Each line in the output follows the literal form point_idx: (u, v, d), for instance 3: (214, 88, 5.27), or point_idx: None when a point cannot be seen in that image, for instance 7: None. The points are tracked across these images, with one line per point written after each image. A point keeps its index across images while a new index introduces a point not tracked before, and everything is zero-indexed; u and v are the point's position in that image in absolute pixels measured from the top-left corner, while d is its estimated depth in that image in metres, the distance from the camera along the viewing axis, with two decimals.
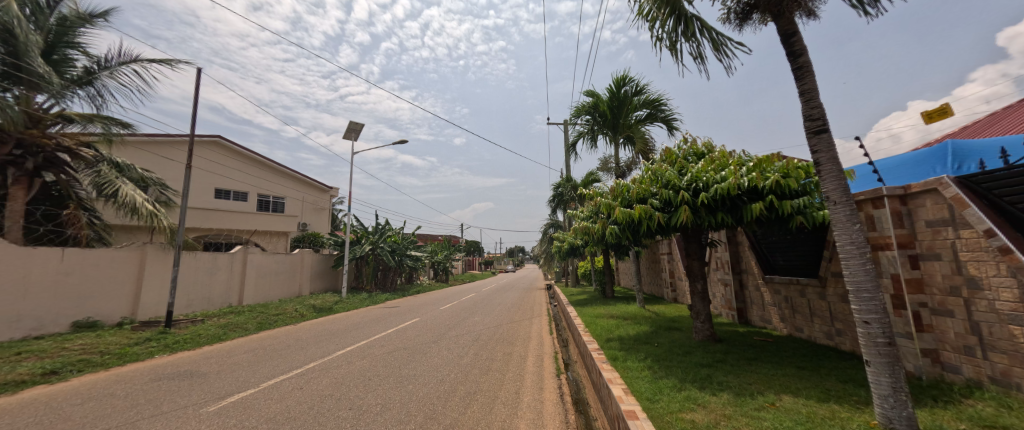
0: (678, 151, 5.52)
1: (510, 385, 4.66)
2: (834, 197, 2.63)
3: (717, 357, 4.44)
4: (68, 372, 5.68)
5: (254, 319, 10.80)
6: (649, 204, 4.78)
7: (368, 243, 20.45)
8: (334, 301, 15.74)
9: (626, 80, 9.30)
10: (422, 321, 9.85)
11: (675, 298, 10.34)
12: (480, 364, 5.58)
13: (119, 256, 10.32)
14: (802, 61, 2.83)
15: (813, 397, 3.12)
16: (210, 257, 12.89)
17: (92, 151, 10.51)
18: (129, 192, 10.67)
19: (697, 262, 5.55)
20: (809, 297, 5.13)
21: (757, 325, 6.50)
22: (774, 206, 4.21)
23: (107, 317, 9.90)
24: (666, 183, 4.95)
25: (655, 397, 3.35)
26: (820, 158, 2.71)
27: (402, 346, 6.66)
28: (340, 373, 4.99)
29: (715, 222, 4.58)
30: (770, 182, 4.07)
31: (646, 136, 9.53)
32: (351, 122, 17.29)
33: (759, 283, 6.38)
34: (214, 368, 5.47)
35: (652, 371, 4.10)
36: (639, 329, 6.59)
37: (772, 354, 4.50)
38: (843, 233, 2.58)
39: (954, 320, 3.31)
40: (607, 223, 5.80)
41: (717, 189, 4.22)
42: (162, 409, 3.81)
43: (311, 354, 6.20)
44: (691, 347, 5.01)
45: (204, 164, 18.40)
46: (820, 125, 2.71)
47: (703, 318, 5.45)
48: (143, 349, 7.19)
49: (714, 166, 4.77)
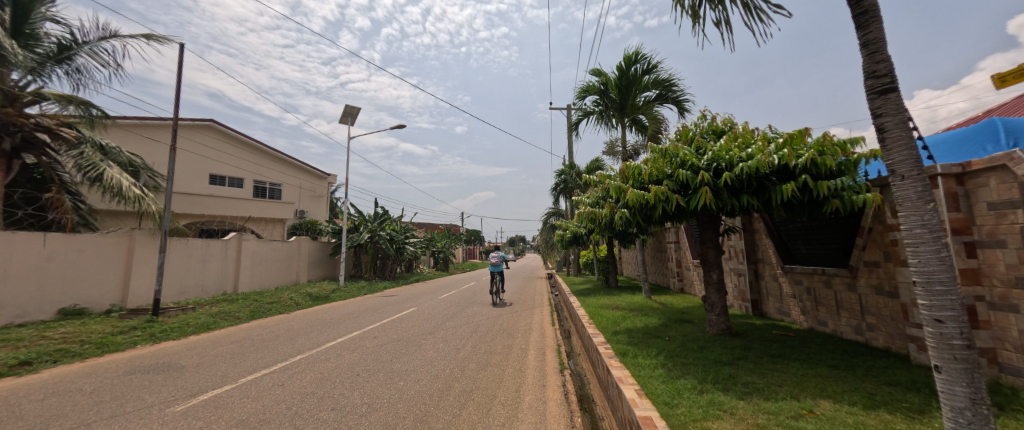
0: (695, 129, 5.03)
1: (510, 382, 4.29)
2: (902, 171, 2.16)
3: (737, 354, 4.04)
4: (42, 363, 5.36)
5: (247, 307, 10.52)
6: (664, 186, 4.31)
7: (366, 231, 20.08)
8: (331, 289, 15.44)
9: (635, 58, 8.70)
10: (420, 311, 9.57)
11: (682, 288, 10.01)
12: (479, 358, 5.23)
13: (105, 241, 9.93)
14: (867, 5, 2.34)
15: (856, 404, 2.71)
16: (202, 244, 12.55)
17: (75, 132, 10.17)
18: (114, 175, 10.24)
19: (713, 250, 5.12)
20: (835, 288, 4.72)
21: (773, 318, 6.12)
22: (807, 189, 3.73)
23: (94, 304, 9.58)
24: (682, 163, 4.47)
25: (674, 402, 2.95)
26: (885, 122, 2.22)
27: (396, 338, 6.30)
28: (327, 367, 4.65)
29: (739, 206, 4.10)
30: (806, 159, 3.57)
31: (655, 118, 9.01)
32: (348, 106, 16.71)
33: (777, 273, 5.96)
34: (194, 361, 5.10)
35: (666, 369, 3.70)
36: (648, 321, 6.22)
37: (797, 350, 4.10)
38: (912, 215, 2.14)
39: (1018, 316, 2.89)
40: (616, 208, 5.36)
41: (744, 167, 3.72)
42: (126, 407, 3.45)
43: (299, 345, 5.85)
44: (707, 342, 4.62)
45: (196, 148, 17.94)
46: (890, 84, 2.20)
47: (718, 310, 5.04)
48: (126, 339, 6.88)
49: (737, 143, 4.27)
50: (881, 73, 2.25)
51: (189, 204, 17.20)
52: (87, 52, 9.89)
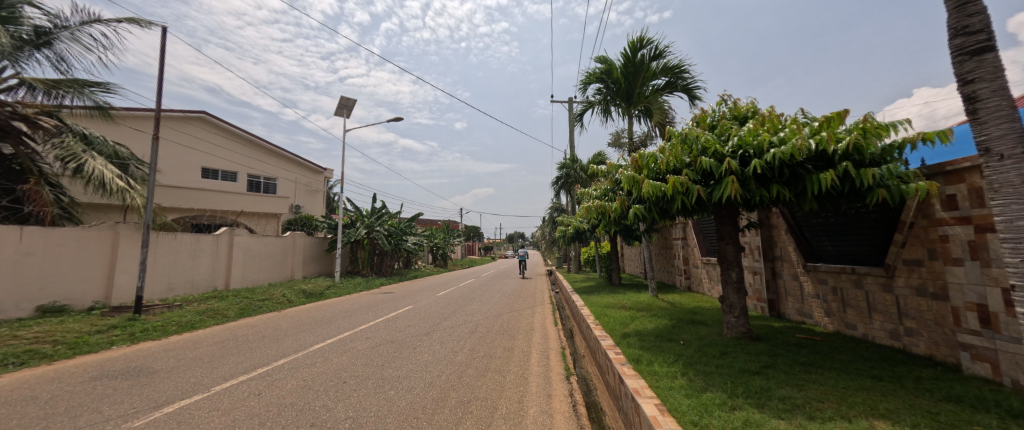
0: (714, 114, 4.61)
1: (512, 391, 3.90)
2: (1000, 148, 1.76)
3: (764, 361, 3.65)
4: (4, 366, 4.92)
5: (237, 305, 10.11)
6: (684, 176, 3.88)
7: (363, 226, 19.69)
8: (326, 286, 14.99)
9: (642, 44, 8.24)
10: (416, 309, 9.21)
11: (689, 286, 9.65)
12: (477, 362, 4.85)
13: (88, 235, 9.50)
14: None
15: (920, 426, 2.31)
16: (192, 238, 12.14)
17: (54, 121, 9.74)
18: (97, 167, 9.76)
19: (732, 247, 4.72)
20: (867, 289, 4.33)
21: (792, 319, 5.75)
22: (848, 177, 3.31)
23: (76, 301, 9.16)
24: (704, 150, 4.06)
25: (702, 422, 2.54)
26: (979, 90, 1.83)
27: (390, 339, 5.90)
28: (312, 373, 4.24)
29: (768, 197, 3.68)
30: (849, 143, 3.14)
31: (663, 107, 8.60)
32: (343, 97, 16.17)
33: (798, 272, 5.58)
34: (169, 365, 4.69)
35: (688, 379, 3.31)
36: (658, 322, 5.82)
37: (829, 357, 3.70)
38: (1014, 201, 1.72)
39: None
40: (628, 202, 4.96)
41: (777, 153, 3.29)
42: (80, 422, 3.03)
43: (284, 347, 5.43)
44: (727, 347, 4.23)
45: (187, 140, 17.40)
46: (986, 41, 1.82)
47: (738, 312, 4.64)
48: (102, 339, 6.44)
49: (766, 127, 3.83)
50: (975, 29, 1.87)
51: (178, 197, 16.72)
52: (68, 37, 9.40)
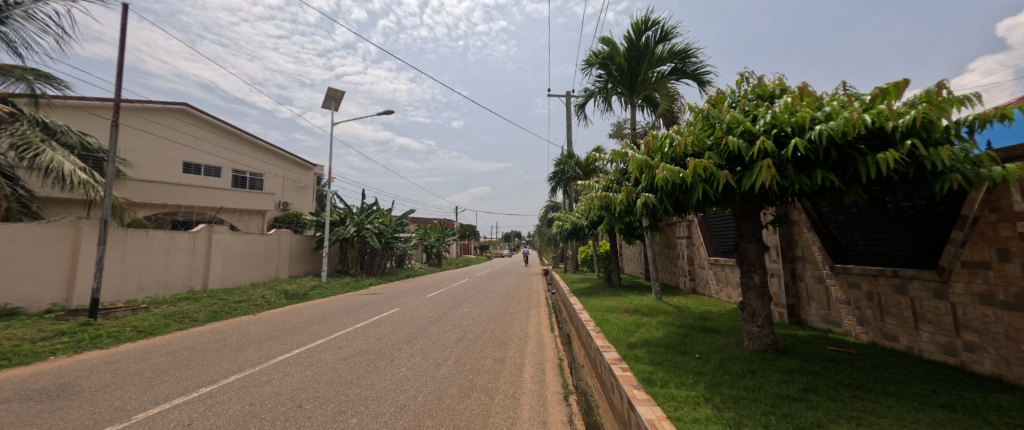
0: (735, 92, 4.00)
1: (499, 417, 3.27)
2: None
3: (802, 383, 3.05)
4: None
5: (209, 307, 9.36)
6: (708, 159, 3.24)
7: (353, 224, 18.89)
8: (311, 286, 14.22)
9: (647, 26, 7.62)
10: (401, 312, 8.57)
11: (694, 287, 9.11)
12: (463, 379, 4.20)
13: (46, 231, 8.73)
14: None
15: None
16: (166, 236, 11.37)
17: (9, 107, 8.96)
18: (56, 156, 8.95)
19: (755, 246, 4.11)
20: (911, 296, 3.75)
21: (815, 327, 5.18)
22: (912, 160, 2.69)
23: (31, 304, 8.39)
24: (730, 130, 3.43)
25: None
26: None
27: (366, 349, 5.24)
28: (264, 394, 3.58)
29: (809, 185, 3.05)
30: (915, 116, 2.55)
31: (669, 95, 7.97)
32: (331, 89, 15.45)
33: (823, 274, 5.01)
34: (100, 383, 4.00)
35: (714, 408, 2.71)
36: (668, 330, 5.20)
37: (878, 378, 3.10)
38: None
39: None
40: (636, 193, 4.33)
41: (826, 130, 2.66)
42: None
43: (243, 359, 4.77)
44: (751, 362, 3.64)
45: (165, 132, 16.51)
46: None
47: (761, 321, 4.02)
48: (44, 347, 5.70)
49: (804, 102, 3.22)
50: None
51: (154, 193, 15.74)
52: (21, 15, 8.58)
